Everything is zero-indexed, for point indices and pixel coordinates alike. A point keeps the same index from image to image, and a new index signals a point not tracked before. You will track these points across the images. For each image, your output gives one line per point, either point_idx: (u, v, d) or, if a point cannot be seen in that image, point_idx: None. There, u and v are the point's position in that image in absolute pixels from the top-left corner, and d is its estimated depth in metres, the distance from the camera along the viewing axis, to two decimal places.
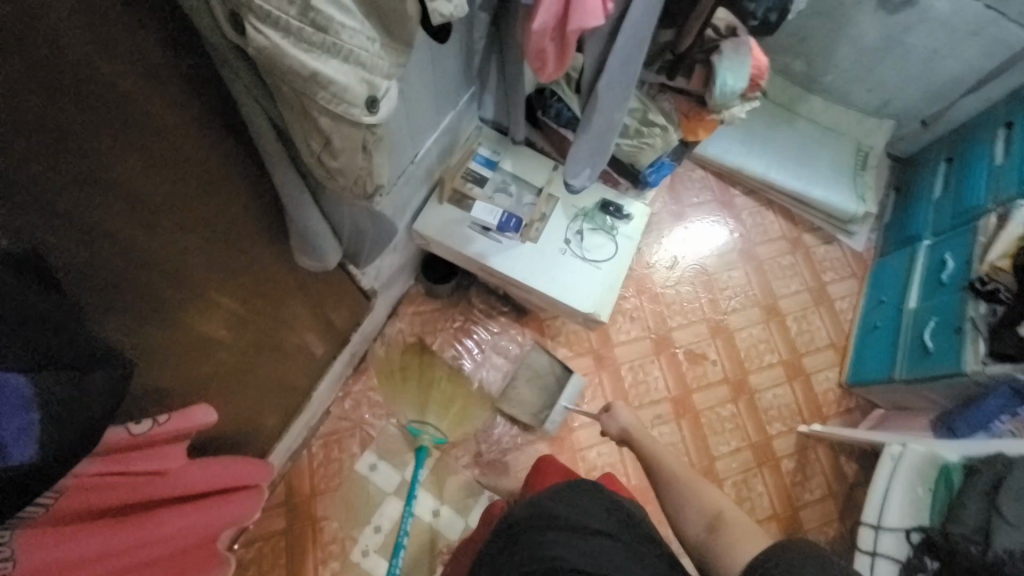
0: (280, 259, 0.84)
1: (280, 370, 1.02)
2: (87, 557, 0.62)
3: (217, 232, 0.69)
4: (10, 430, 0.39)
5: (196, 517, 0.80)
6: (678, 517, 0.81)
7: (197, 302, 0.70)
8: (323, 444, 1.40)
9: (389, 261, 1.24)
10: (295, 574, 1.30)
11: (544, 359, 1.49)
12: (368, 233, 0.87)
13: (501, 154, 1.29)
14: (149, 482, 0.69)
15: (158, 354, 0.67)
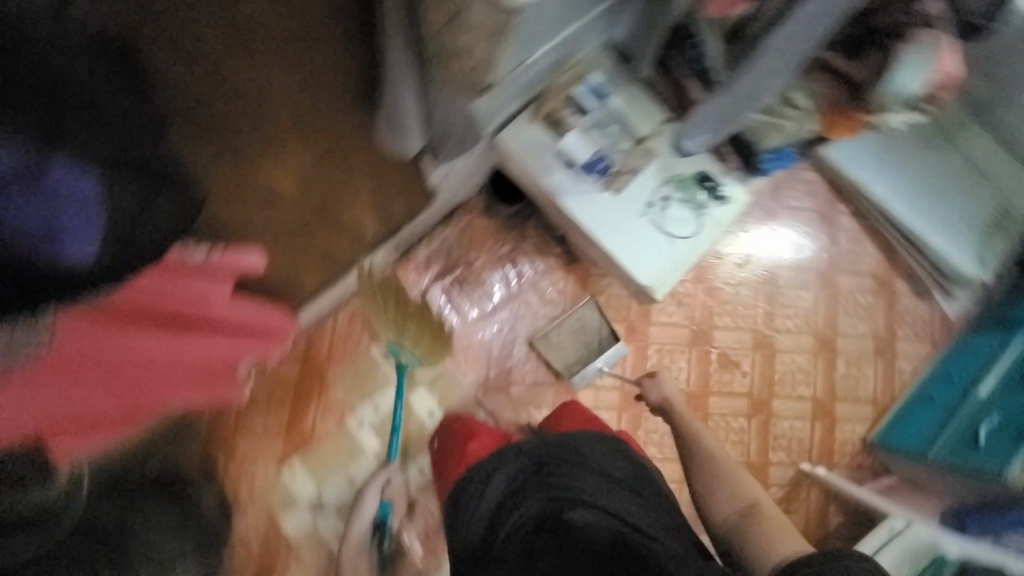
0: (358, 131, 0.83)
1: (331, 241, 1.04)
2: (120, 354, 0.65)
3: (302, 81, 0.70)
4: (74, 218, 0.43)
5: (221, 345, 0.84)
6: (714, 496, 0.89)
7: (268, 143, 0.72)
8: (348, 318, 1.45)
9: (462, 166, 1.18)
10: (295, 421, 1.41)
11: (596, 318, 1.52)
12: (455, 132, 0.81)
13: (614, 88, 1.15)
14: (189, 306, 0.71)
15: (226, 180, 0.70)
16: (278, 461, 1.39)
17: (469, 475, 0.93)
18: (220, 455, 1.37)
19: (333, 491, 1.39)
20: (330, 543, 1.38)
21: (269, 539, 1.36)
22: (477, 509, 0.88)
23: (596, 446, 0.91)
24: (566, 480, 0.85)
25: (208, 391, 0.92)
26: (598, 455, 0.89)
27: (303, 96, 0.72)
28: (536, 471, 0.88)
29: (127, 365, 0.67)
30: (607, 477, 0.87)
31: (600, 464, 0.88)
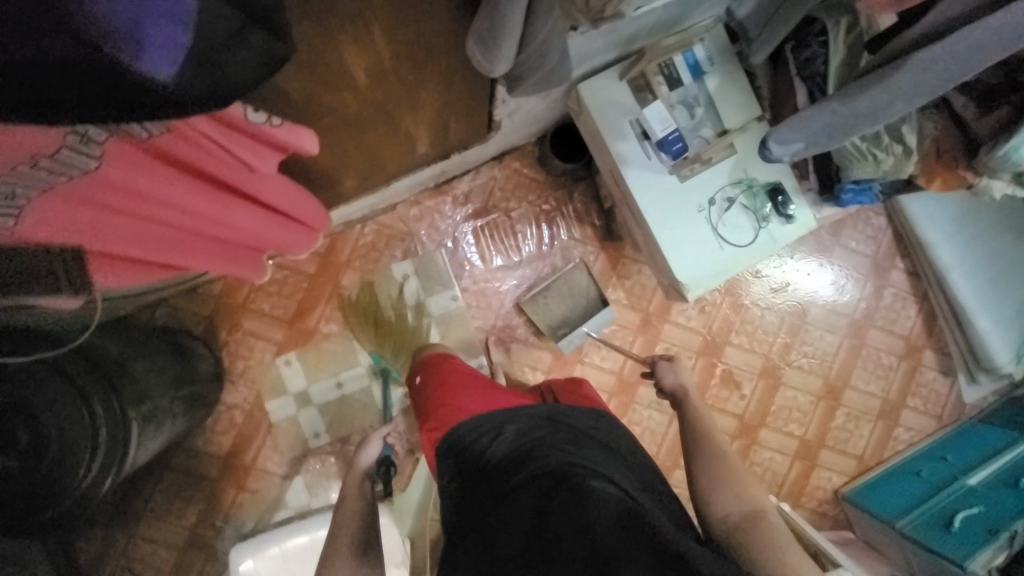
0: (452, 36, 0.71)
1: (382, 145, 0.96)
2: (157, 191, 0.64)
3: None
4: (159, 26, 0.32)
5: (256, 221, 0.83)
6: (717, 494, 0.82)
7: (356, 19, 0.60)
8: (375, 231, 1.44)
9: (531, 107, 1.10)
10: (300, 314, 1.43)
11: (582, 279, 1.46)
12: (544, 66, 0.72)
13: (715, 68, 1.06)
14: (237, 169, 0.69)
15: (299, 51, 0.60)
16: (275, 348, 1.42)
17: (470, 422, 0.89)
18: (222, 327, 1.39)
19: (320, 390, 1.43)
20: (306, 436, 1.42)
21: (251, 416, 1.41)
22: (468, 443, 0.87)
23: (592, 422, 0.90)
24: (565, 440, 0.82)
25: (233, 265, 0.93)
26: (596, 430, 0.88)
27: None
28: (541, 429, 0.85)
29: (161, 204, 0.67)
30: (608, 452, 0.83)
31: (600, 440, 0.86)
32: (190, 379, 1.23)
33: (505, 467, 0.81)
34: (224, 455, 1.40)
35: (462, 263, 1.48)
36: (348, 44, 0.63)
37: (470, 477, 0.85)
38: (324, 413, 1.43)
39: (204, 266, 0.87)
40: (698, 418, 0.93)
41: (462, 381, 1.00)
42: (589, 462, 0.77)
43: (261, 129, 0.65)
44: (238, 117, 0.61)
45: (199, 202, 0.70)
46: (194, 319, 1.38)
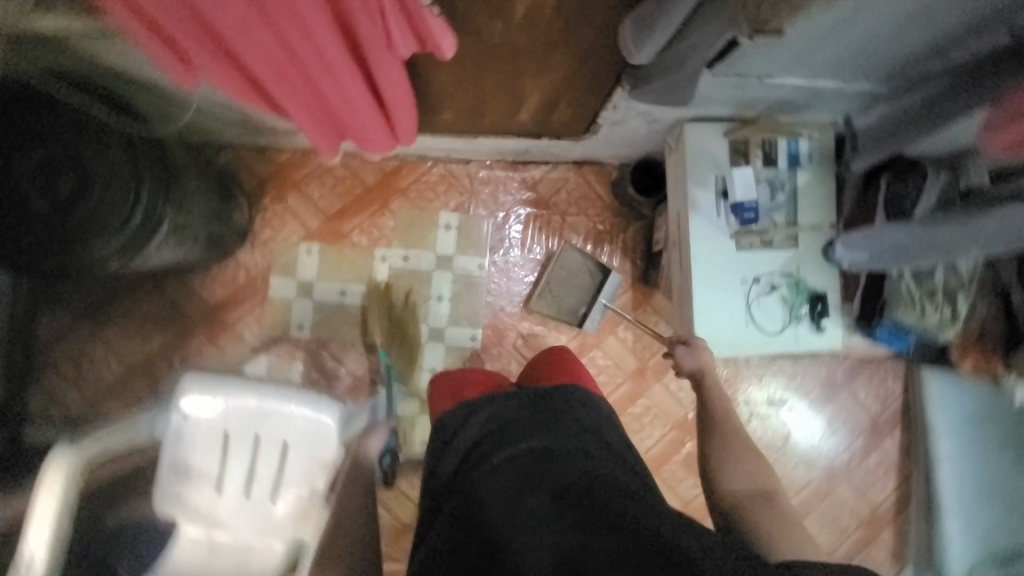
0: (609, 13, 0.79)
1: (497, 91, 1.02)
2: (304, 15, 0.69)
3: None
4: None
5: (360, 98, 0.87)
6: (727, 472, 0.91)
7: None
8: (442, 175, 1.50)
9: (635, 126, 1.15)
10: (342, 215, 1.48)
11: (578, 257, 1.46)
12: (677, 71, 0.79)
13: (812, 164, 1.10)
14: (377, 35, 0.74)
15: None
16: (304, 233, 1.46)
17: (465, 407, 0.85)
18: (270, 193, 1.45)
19: (323, 289, 1.46)
20: (290, 323, 1.45)
21: (253, 282, 1.45)
22: (467, 433, 0.81)
23: (588, 399, 0.84)
24: (552, 413, 0.80)
25: (319, 135, 0.96)
26: (588, 410, 0.83)
27: None
28: (522, 411, 0.81)
29: (293, 39, 0.73)
30: (591, 426, 0.81)
31: (588, 402, 0.84)
32: (223, 218, 1.28)
33: (481, 440, 0.80)
34: (212, 304, 1.43)
35: (502, 240, 1.51)
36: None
37: (452, 452, 0.82)
38: (316, 312, 1.45)
39: (293, 122, 0.91)
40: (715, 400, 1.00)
41: (462, 383, 0.94)
42: (566, 444, 0.76)
43: (419, 16, 0.72)
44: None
45: (327, 51, 0.75)
46: (250, 173, 1.44)
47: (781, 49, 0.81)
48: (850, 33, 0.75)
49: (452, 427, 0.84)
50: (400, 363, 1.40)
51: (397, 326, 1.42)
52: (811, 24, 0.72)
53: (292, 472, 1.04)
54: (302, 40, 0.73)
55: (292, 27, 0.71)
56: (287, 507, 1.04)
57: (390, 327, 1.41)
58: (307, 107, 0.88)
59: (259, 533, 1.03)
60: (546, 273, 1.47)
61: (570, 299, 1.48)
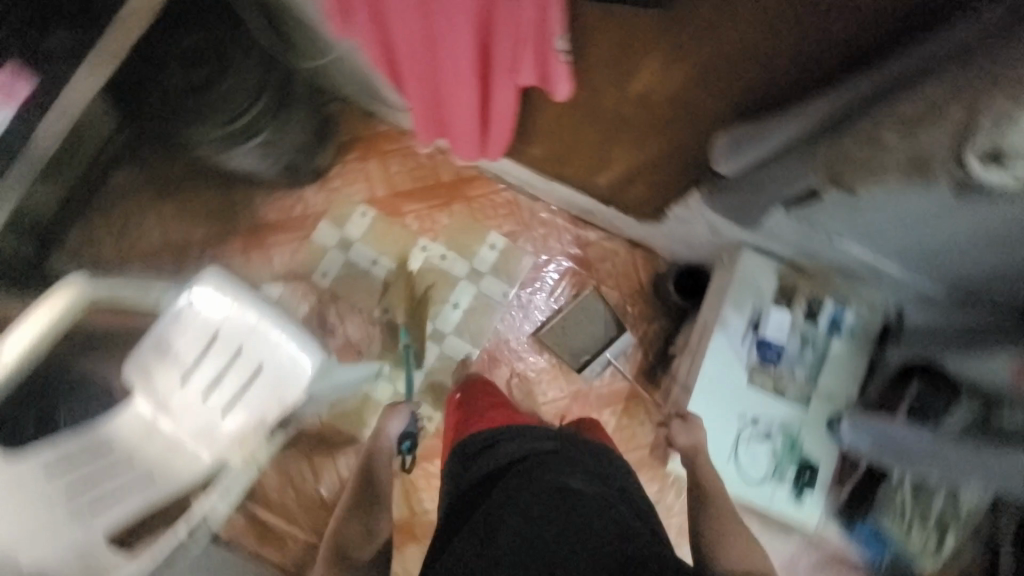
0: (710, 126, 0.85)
1: (587, 148, 1.08)
2: (455, 30, 0.78)
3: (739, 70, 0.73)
4: None
5: (471, 107, 0.97)
6: (722, 549, 0.88)
7: (683, 45, 0.72)
8: (508, 200, 1.57)
9: (697, 228, 1.20)
10: (407, 195, 1.56)
11: (597, 305, 1.50)
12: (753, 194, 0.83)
13: (849, 337, 1.10)
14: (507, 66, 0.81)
15: (638, 27, 0.72)
16: (367, 196, 1.55)
17: (483, 435, 0.99)
18: (356, 150, 1.55)
19: (360, 252, 1.52)
20: (317, 267, 1.51)
21: (304, 219, 1.52)
22: (486, 459, 0.95)
23: (598, 451, 0.96)
24: (568, 455, 0.92)
25: (426, 121, 1.07)
26: (599, 458, 0.95)
27: (725, 73, 0.74)
28: (541, 448, 0.93)
29: (438, 45, 0.84)
30: (600, 468, 0.92)
31: (598, 453, 0.96)
32: (308, 154, 1.39)
33: (501, 468, 0.92)
34: (260, 221, 1.50)
35: (535, 280, 1.55)
36: (650, 54, 0.75)
37: (474, 471, 0.95)
38: (344, 269, 1.52)
39: (407, 98, 1.03)
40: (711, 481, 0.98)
41: (475, 408, 1.10)
42: (586, 481, 0.87)
43: (545, 66, 0.81)
44: (547, 46, 0.77)
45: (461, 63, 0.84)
46: (349, 127, 1.54)
47: (854, 214, 0.84)
48: (930, 230, 0.78)
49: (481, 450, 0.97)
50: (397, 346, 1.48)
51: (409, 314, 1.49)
52: (887, 202, 0.75)
53: (252, 397, 1.06)
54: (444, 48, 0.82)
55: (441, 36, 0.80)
56: (231, 426, 1.05)
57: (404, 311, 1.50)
58: (427, 97, 1.00)
59: (194, 436, 1.04)
60: (566, 311, 1.51)
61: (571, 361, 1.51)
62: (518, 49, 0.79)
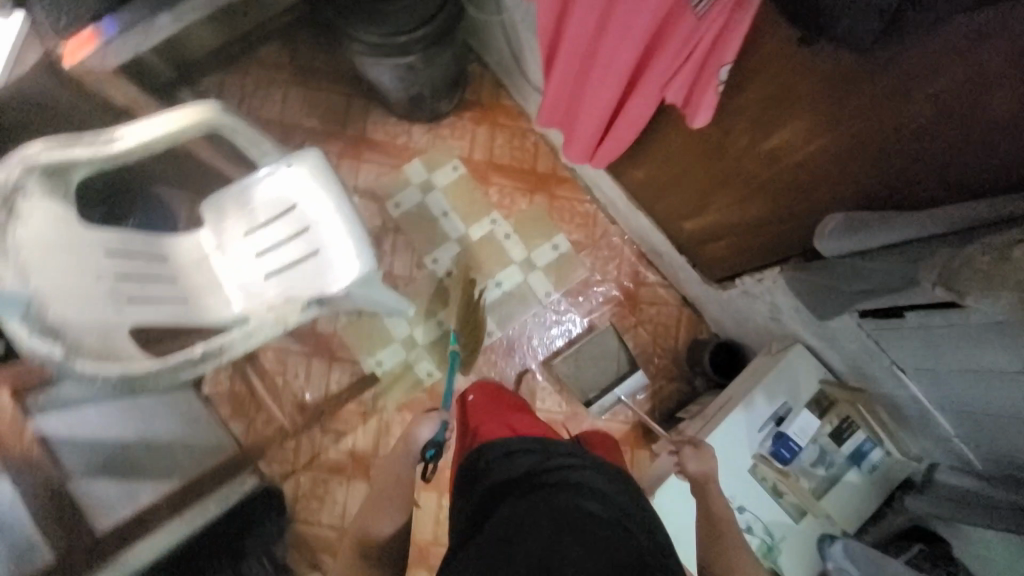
0: (809, 211, 0.86)
1: (691, 191, 1.11)
2: (628, 31, 0.84)
3: (855, 165, 0.75)
4: None
5: (600, 111, 1.02)
6: None
7: (823, 112, 0.74)
8: (589, 212, 1.58)
9: (759, 308, 1.18)
10: (500, 168, 1.60)
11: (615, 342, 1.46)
12: (830, 285, 0.83)
13: (866, 471, 1.06)
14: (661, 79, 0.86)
15: (796, 86, 0.75)
16: (464, 154, 1.59)
17: (491, 451, 0.79)
18: (472, 111, 1.61)
19: (436, 200, 1.57)
20: (393, 196, 1.56)
21: (402, 151, 1.59)
22: (485, 481, 0.76)
23: (622, 477, 0.76)
24: (589, 481, 0.72)
25: (555, 111, 1.15)
26: (626, 488, 0.74)
27: (842, 162, 0.76)
28: (542, 471, 0.73)
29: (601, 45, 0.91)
30: (616, 498, 0.72)
31: (623, 482, 0.76)
32: (433, 94, 1.46)
33: (499, 491, 0.73)
34: (363, 136, 1.58)
35: (580, 294, 1.55)
36: (787, 115, 0.78)
37: (471, 495, 0.76)
38: (415, 208, 1.56)
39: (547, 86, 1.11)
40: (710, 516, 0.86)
41: (480, 404, 0.92)
42: (600, 514, 0.68)
43: (691, 92, 0.85)
44: (705, 73, 0.81)
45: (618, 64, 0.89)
46: (477, 90, 1.61)
47: (928, 346, 0.83)
48: (1003, 389, 0.75)
49: (490, 471, 0.77)
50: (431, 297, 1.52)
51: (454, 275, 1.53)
52: (974, 341, 0.74)
53: (298, 273, 1.11)
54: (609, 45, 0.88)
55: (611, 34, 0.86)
56: (273, 293, 1.10)
57: (452, 269, 1.53)
58: (568, 88, 1.07)
59: (239, 287, 1.09)
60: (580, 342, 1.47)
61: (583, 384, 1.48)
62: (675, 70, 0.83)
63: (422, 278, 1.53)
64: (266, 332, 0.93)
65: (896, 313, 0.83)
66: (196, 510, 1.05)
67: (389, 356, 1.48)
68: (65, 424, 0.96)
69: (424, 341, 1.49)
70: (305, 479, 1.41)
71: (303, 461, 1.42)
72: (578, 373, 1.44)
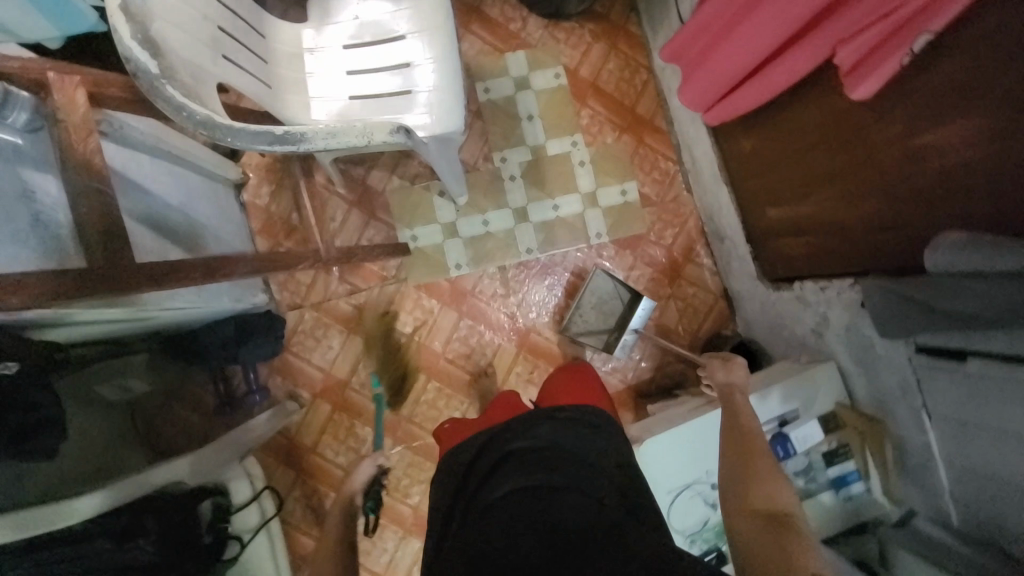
0: (920, 223, 0.82)
1: (800, 171, 1.05)
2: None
3: (991, 183, 0.70)
4: None
5: (751, 56, 0.96)
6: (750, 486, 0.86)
7: (988, 112, 0.67)
8: (670, 171, 1.51)
9: (806, 317, 1.17)
10: (600, 93, 1.50)
11: (609, 281, 1.43)
12: (906, 301, 0.81)
13: (847, 499, 1.06)
14: (843, 33, 0.79)
15: (990, 79, 0.66)
16: (570, 65, 1.50)
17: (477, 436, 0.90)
18: (594, 24, 1.50)
19: (525, 101, 1.48)
20: (484, 81, 1.48)
21: (511, 37, 1.49)
22: (467, 460, 0.87)
23: (581, 422, 0.89)
24: (553, 437, 0.84)
25: (698, 43, 1.08)
26: (581, 433, 0.87)
27: (981, 176, 0.71)
28: (517, 438, 0.84)
29: None
30: (580, 451, 0.83)
31: (592, 428, 0.89)
32: None
33: (484, 458, 0.85)
34: (478, 7, 1.48)
35: (631, 248, 1.49)
36: (948, 108, 0.72)
37: (459, 461, 0.88)
38: (502, 99, 1.48)
39: (700, 13, 1.03)
40: (737, 421, 0.98)
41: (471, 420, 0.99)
42: (567, 469, 0.79)
43: (864, 57, 0.78)
44: (891, 38, 0.74)
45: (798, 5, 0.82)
46: (608, 6, 1.51)
47: (970, 396, 0.82)
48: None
49: (467, 458, 0.87)
50: (486, 194, 1.47)
51: (516, 182, 1.47)
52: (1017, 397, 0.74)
53: (384, 106, 1.07)
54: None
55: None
56: (355, 115, 1.06)
57: (518, 175, 1.47)
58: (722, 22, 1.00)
59: (321, 96, 1.06)
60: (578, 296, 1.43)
61: (599, 324, 1.45)
62: (857, 29, 0.77)
63: (485, 171, 1.47)
64: (351, 138, 0.84)
65: (957, 355, 0.81)
66: (202, 299, 1.09)
67: (425, 235, 1.45)
68: (123, 158, 0.93)
69: (465, 233, 1.46)
70: (308, 316, 1.42)
71: (311, 299, 1.43)
72: (591, 317, 1.45)
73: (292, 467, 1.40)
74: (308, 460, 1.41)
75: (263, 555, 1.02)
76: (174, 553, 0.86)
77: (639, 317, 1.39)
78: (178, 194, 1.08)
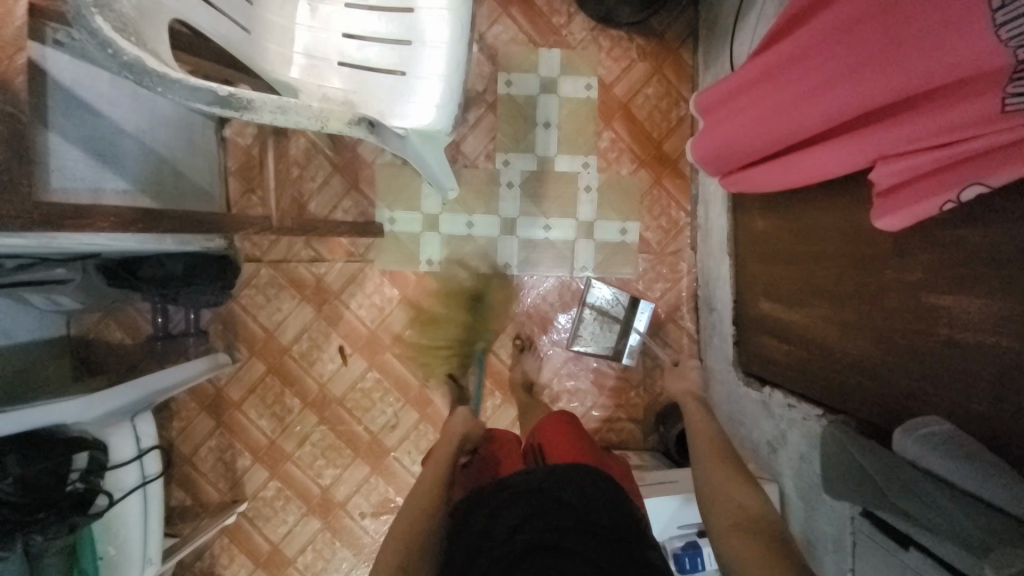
0: (906, 385, 0.71)
1: (801, 276, 0.94)
2: (893, 67, 0.62)
3: (994, 376, 0.59)
4: None
5: (777, 138, 0.83)
6: (726, 492, 0.87)
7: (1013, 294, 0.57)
8: (678, 223, 1.38)
9: (766, 427, 1.07)
10: (631, 118, 1.36)
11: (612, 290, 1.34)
12: (851, 462, 0.71)
13: None
14: (877, 150, 0.67)
15: None
16: (607, 80, 1.35)
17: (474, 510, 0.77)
18: (646, 41, 1.35)
19: (547, 106, 1.35)
20: (510, 74, 1.34)
21: (550, 31, 1.34)
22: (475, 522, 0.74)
23: (587, 484, 0.76)
24: (554, 495, 0.73)
25: (734, 101, 0.95)
26: (593, 498, 0.74)
27: (986, 363, 0.60)
28: (520, 502, 0.72)
29: (829, 72, 0.71)
30: (581, 506, 0.73)
31: (590, 485, 0.76)
32: None
33: (485, 524, 0.72)
34: None
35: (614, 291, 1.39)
36: (969, 272, 0.62)
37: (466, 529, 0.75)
38: (523, 98, 1.35)
39: (743, 71, 0.90)
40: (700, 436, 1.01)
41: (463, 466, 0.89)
42: (576, 532, 0.68)
43: (895, 184, 0.66)
44: (929, 175, 0.62)
45: (842, 101, 0.69)
46: (666, 24, 1.35)
47: None
48: None
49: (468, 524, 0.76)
50: (478, 195, 1.36)
51: (514, 190, 1.36)
52: None
53: (373, 84, 0.95)
54: (855, 69, 0.67)
55: (868, 57, 0.65)
56: (334, 84, 0.95)
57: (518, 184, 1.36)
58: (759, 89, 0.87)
59: (304, 53, 0.95)
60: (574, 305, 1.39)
61: (599, 338, 1.36)
62: (893, 153, 0.65)
63: (484, 170, 1.36)
64: (301, 120, 0.80)
65: (902, 539, 0.71)
66: (153, 238, 1.04)
67: (404, 221, 1.36)
68: (75, 73, 0.86)
69: (445, 231, 1.36)
70: (264, 272, 1.36)
71: (271, 255, 1.36)
72: (597, 332, 1.35)
73: (213, 416, 1.37)
74: (231, 415, 1.37)
75: (133, 514, 1.00)
76: (35, 499, 0.87)
77: (643, 320, 1.32)
78: (140, 120, 1.00)
